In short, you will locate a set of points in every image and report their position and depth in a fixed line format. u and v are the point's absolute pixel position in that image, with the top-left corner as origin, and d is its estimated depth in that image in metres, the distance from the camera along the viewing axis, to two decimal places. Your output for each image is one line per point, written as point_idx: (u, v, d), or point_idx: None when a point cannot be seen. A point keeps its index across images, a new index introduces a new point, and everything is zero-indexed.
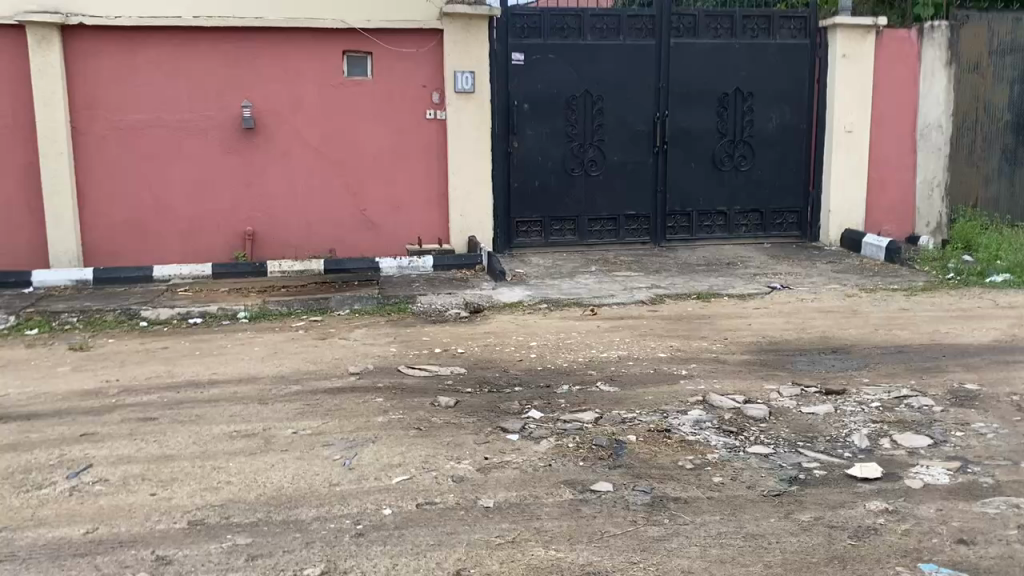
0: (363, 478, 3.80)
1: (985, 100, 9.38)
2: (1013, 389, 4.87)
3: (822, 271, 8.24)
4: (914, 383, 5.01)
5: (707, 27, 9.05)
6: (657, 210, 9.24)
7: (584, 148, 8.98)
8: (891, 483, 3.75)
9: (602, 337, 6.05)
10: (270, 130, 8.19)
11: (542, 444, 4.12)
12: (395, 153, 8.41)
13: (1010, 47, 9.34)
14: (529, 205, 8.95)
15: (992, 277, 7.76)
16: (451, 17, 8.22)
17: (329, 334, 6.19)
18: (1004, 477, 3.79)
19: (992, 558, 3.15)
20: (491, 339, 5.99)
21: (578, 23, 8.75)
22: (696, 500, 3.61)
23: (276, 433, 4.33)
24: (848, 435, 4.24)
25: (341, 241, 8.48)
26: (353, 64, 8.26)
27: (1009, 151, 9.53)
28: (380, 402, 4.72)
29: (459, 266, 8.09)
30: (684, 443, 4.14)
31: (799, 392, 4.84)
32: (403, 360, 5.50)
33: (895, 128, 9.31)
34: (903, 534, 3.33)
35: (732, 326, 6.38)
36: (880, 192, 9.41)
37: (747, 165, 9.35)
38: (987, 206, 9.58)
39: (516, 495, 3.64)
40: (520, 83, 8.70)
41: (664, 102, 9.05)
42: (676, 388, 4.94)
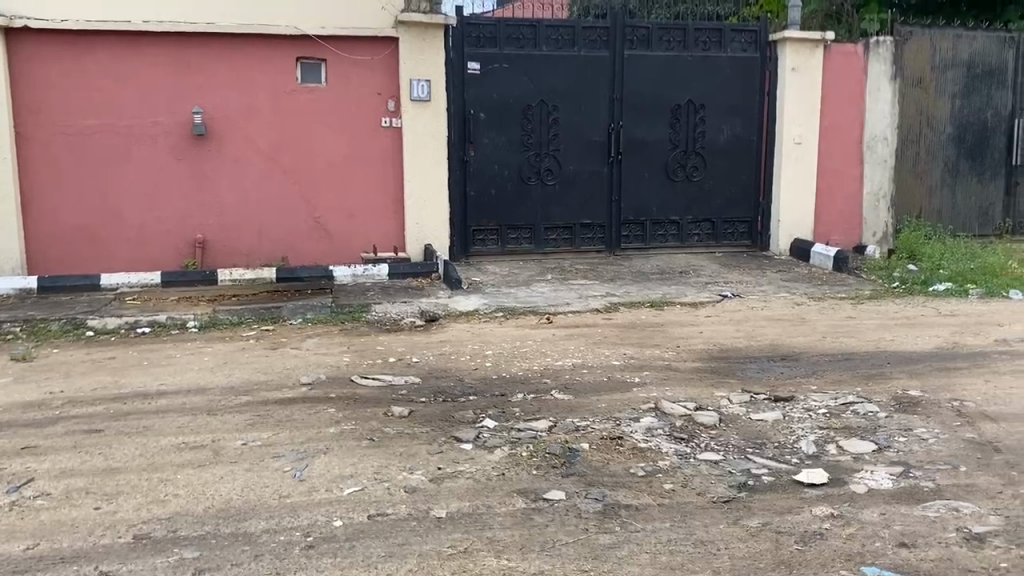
0: (313, 490, 3.77)
1: (928, 113, 9.78)
2: (955, 395, 5.01)
3: (772, 280, 8.38)
4: (860, 389, 5.12)
5: (660, 39, 9.17)
6: (612, 219, 9.33)
7: (540, 157, 9.03)
8: (837, 488, 3.83)
9: (557, 346, 6.08)
10: (221, 137, 8.09)
11: (497, 453, 4.13)
12: (350, 161, 8.36)
13: (951, 63, 9.77)
14: (486, 214, 8.98)
15: (935, 286, 7.96)
16: (406, 25, 8.21)
17: (281, 343, 6.13)
18: (945, 481, 3.89)
19: (932, 561, 3.24)
20: (446, 348, 5.98)
21: (533, 33, 8.80)
22: (648, 507, 3.64)
23: (226, 445, 4.27)
24: (796, 442, 4.32)
25: (294, 248, 8.40)
26: (307, 72, 8.20)
27: (951, 163, 9.97)
28: (333, 412, 4.69)
29: (413, 274, 8.08)
30: (636, 450, 4.18)
31: (748, 399, 4.92)
32: (356, 370, 5.46)
33: (843, 141, 9.50)
34: (848, 538, 3.41)
35: (684, 334, 6.47)
36: (828, 203, 9.58)
37: (699, 176, 9.48)
38: (930, 217, 10.00)
39: (470, 505, 3.64)
40: (476, 91, 8.73)
41: (619, 113, 9.15)
42: (628, 396, 4.98)
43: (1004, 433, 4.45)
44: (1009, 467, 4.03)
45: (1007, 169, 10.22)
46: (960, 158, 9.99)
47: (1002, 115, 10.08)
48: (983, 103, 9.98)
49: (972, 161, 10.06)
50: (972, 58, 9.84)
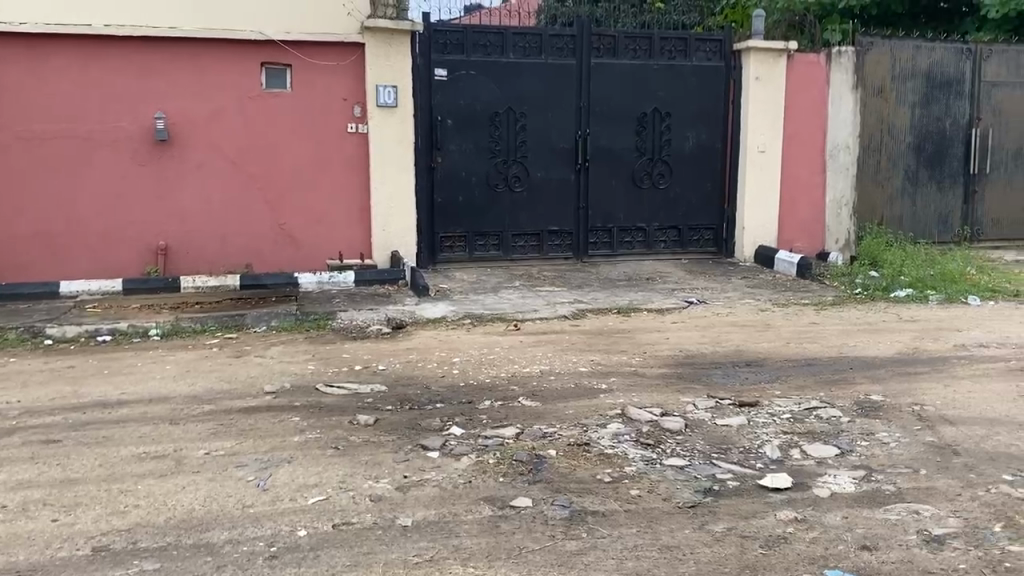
0: (277, 500, 3.72)
1: (888, 122, 9.96)
2: (916, 400, 5.09)
3: (736, 286, 8.46)
4: (823, 394, 5.18)
5: (626, 48, 9.24)
6: (580, 226, 9.37)
7: (508, 164, 9.04)
8: (800, 492, 3.87)
9: (525, 353, 6.08)
10: (184, 143, 8.00)
11: (463, 461, 4.11)
12: (316, 167, 8.31)
13: (910, 73, 9.95)
14: (453, 220, 8.97)
15: (896, 292, 8.09)
16: (373, 31, 8.19)
17: (245, 351, 6.06)
18: (906, 484, 3.95)
19: (893, 563, 3.28)
20: (413, 355, 5.95)
21: (500, 40, 8.82)
22: (614, 513, 3.65)
23: (188, 454, 4.21)
24: (760, 446, 4.36)
25: (259, 255, 8.32)
26: (272, 77, 8.14)
27: (911, 171, 10.16)
28: (297, 421, 4.64)
29: (380, 281, 8.04)
30: (603, 456, 4.19)
31: (714, 405, 4.95)
32: (322, 378, 5.41)
33: (806, 149, 9.64)
34: (812, 541, 3.44)
35: (651, 340, 6.51)
36: (791, 210, 9.72)
37: (665, 183, 9.56)
38: (891, 223, 10.18)
39: (436, 513, 3.62)
40: (443, 98, 8.72)
41: (586, 120, 9.20)
42: (595, 402, 5.00)
43: (962, 436, 4.53)
44: (967, 470, 4.10)
45: (965, 177, 10.42)
46: (920, 166, 10.19)
47: (960, 124, 10.28)
48: (942, 112, 10.18)
49: (931, 168, 10.26)
50: (931, 69, 10.03)
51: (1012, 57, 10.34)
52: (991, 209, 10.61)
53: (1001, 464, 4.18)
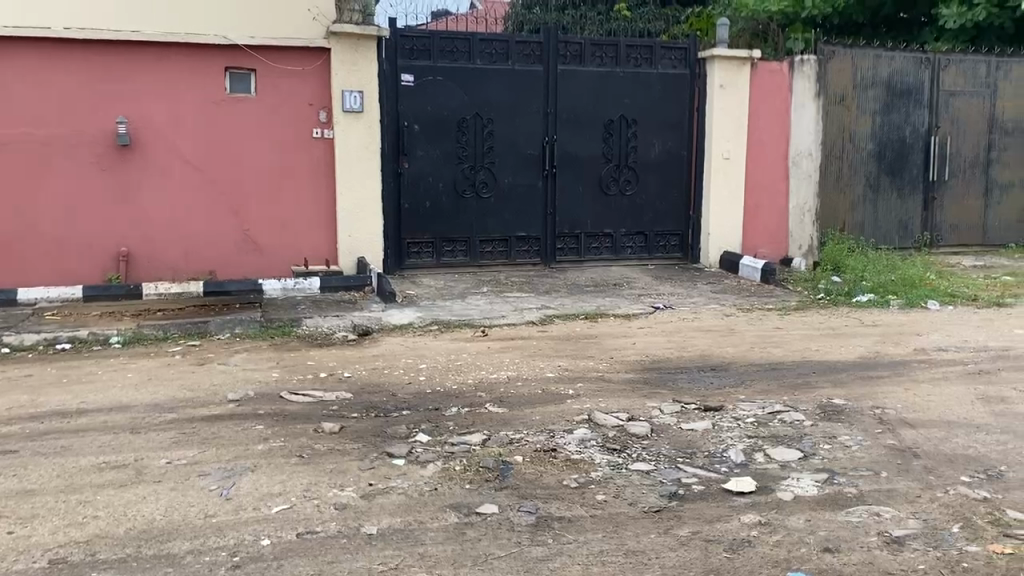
0: (239, 509, 3.68)
1: (850, 130, 10.11)
2: (877, 403, 5.16)
3: (702, 291, 8.54)
4: (787, 398, 5.24)
5: (593, 55, 9.29)
6: (547, 231, 9.39)
7: (475, 170, 9.04)
8: (764, 495, 3.90)
9: (492, 358, 6.08)
10: (147, 148, 7.89)
11: (429, 468, 4.10)
12: (281, 173, 8.25)
13: (871, 81, 10.12)
14: (420, 227, 8.94)
15: (858, 297, 8.21)
16: (338, 36, 8.15)
17: (208, 359, 5.99)
18: (867, 487, 4.00)
19: (855, 565, 3.32)
20: (379, 362, 5.92)
21: (467, 46, 8.83)
22: (580, 518, 3.65)
23: (148, 464, 4.14)
24: (725, 451, 4.39)
25: (223, 262, 8.23)
26: (236, 82, 8.07)
27: (872, 178, 10.33)
28: (261, 429, 4.59)
29: (346, 287, 7.99)
30: (569, 461, 4.20)
31: (679, 409, 4.99)
32: (287, 385, 5.36)
33: (769, 156, 9.76)
34: (774, 545, 3.47)
35: (618, 345, 6.54)
36: (755, 216, 9.83)
37: (632, 190, 9.62)
38: (853, 230, 10.35)
39: (401, 521, 3.60)
40: (409, 104, 8.71)
41: (553, 127, 9.23)
42: (562, 408, 5.01)
43: (922, 439, 4.60)
44: (927, 472, 4.17)
45: (925, 184, 10.62)
46: (881, 173, 10.37)
47: (920, 132, 10.47)
48: (902, 121, 10.36)
49: (891, 176, 10.44)
50: (891, 77, 10.21)
51: (969, 67, 10.57)
52: (950, 215, 10.82)
53: (959, 466, 4.25)
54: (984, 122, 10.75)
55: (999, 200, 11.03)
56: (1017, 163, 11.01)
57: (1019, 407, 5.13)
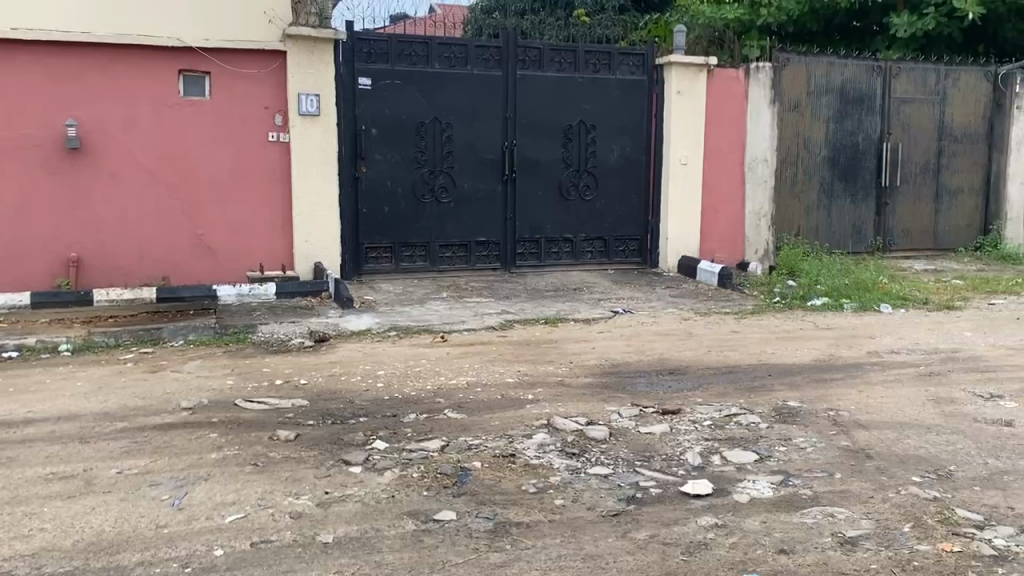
0: (192, 519, 3.61)
1: (805, 136, 10.28)
2: (831, 405, 5.24)
3: (660, 296, 8.60)
4: (743, 401, 5.29)
5: (552, 60, 9.31)
6: (507, 236, 9.39)
7: (434, 174, 9.01)
8: (720, 498, 3.93)
9: (452, 364, 6.05)
10: (98, 151, 7.74)
11: (386, 475, 4.06)
12: (237, 177, 8.14)
13: (825, 88, 10.30)
14: (379, 232, 8.89)
15: (813, 301, 8.33)
16: (295, 39, 8.08)
17: (160, 366, 5.88)
18: (821, 488, 4.05)
19: (809, 566, 3.36)
20: (336, 368, 5.86)
21: (425, 50, 8.81)
22: (538, 523, 3.65)
23: (98, 474, 4.05)
24: (683, 453, 4.42)
25: (177, 267, 8.09)
26: (190, 85, 7.95)
27: (826, 184, 10.52)
28: (215, 438, 4.51)
29: (303, 293, 7.91)
30: (528, 466, 4.19)
31: (637, 413, 5.01)
32: (241, 393, 5.28)
33: (725, 162, 9.88)
34: (731, 547, 3.50)
35: (577, 350, 6.55)
36: (712, 221, 9.94)
37: (592, 195, 9.66)
38: (808, 234, 10.51)
39: (357, 529, 3.56)
40: (367, 107, 8.66)
41: (512, 131, 9.23)
42: (521, 413, 5.00)
43: (875, 440, 4.69)
44: (880, 473, 4.24)
45: (877, 189, 10.82)
46: (835, 178, 10.56)
47: (872, 138, 10.67)
48: (855, 127, 10.56)
49: (845, 182, 10.63)
50: (844, 85, 10.41)
51: (919, 75, 10.80)
52: (901, 221, 11.04)
53: (910, 466, 4.33)
54: (934, 128, 10.99)
55: (949, 205, 11.29)
56: (966, 169, 11.28)
57: (968, 407, 5.25)
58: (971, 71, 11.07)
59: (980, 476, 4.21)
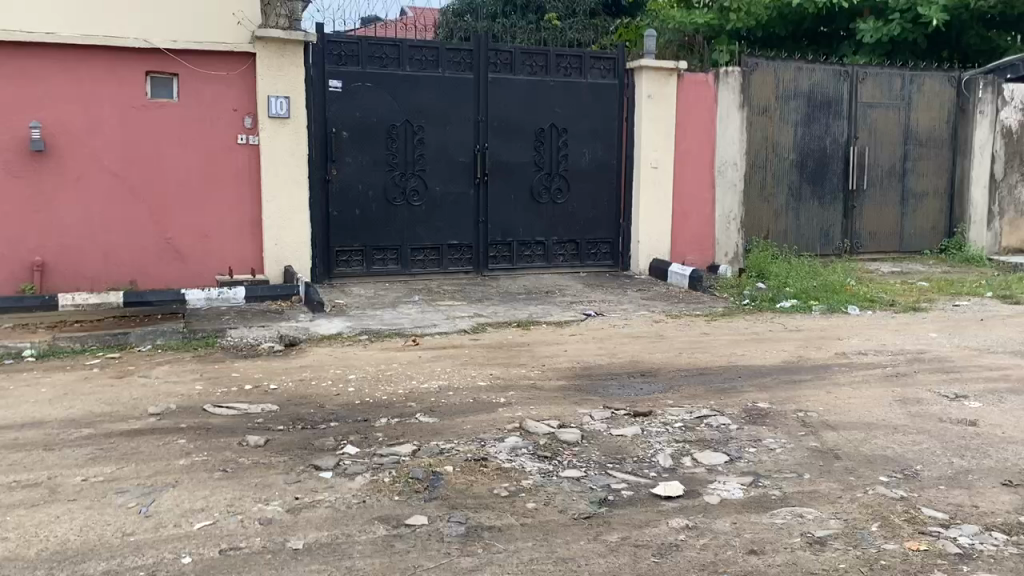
0: (159, 526, 3.56)
1: (773, 140, 10.40)
2: (799, 406, 5.29)
3: (632, 298, 8.64)
4: (713, 403, 5.33)
5: (523, 64, 9.32)
6: (479, 240, 9.38)
7: (406, 177, 8.98)
8: (691, 499, 3.96)
9: (423, 368, 6.03)
10: (63, 154, 7.62)
11: (357, 480, 4.04)
12: (205, 180, 8.06)
13: (793, 93, 10.42)
14: (350, 235, 8.83)
15: (782, 303, 8.42)
16: (264, 41, 8.03)
17: (127, 372, 5.80)
18: (790, 489, 4.09)
19: (779, 566, 3.39)
20: (307, 373, 5.81)
21: (396, 53, 8.78)
22: (510, 527, 3.64)
23: (63, 482, 3.98)
24: (654, 455, 4.45)
25: (144, 272, 7.99)
26: (157, 87, 7.86)
27: (794, 187, 10.63)
28: (183, 444, 4.46)
29: (272, 296, 7.84)
30: (500, 470, 4.19)
31: (609, 416, 5.02)
32: (210, 399, 5.22)
33: (695, 166, 9.96)
34: (701, 548, 3.52)
35: (549, 353, 6.56)
36: (683, 224, 10.01)
37: (563, 198, 9.68)
38: (777, 237, 10.62)
39: (328, 535, 3.54)
40: (338, 110, 8.61)
41: (484, 135, 9.24)
42: (494, 416, 5.00)
43: (843, 440, 4.74)
44: (847, 473, 4.29)
45: (845, 193, 10.96)
46: (803, 182, 10.68)
47: (839, 142, 10.81)
48: (822, 132, 10.69)
49: (813, 186, 10.76)
50: (812, 90, 10.54)
51: (885, 79, 10.96)
52: (868, 223, 11.19)
53: (877, 466, 4.39)
54: (900, 133, 11.16)
55: (914, 208, 11.47)
56: (931, 173, 11.46)
57: (934, 407, 5.33)
58: (935, 77, 11.25)
59: (946, 476, 4.27)
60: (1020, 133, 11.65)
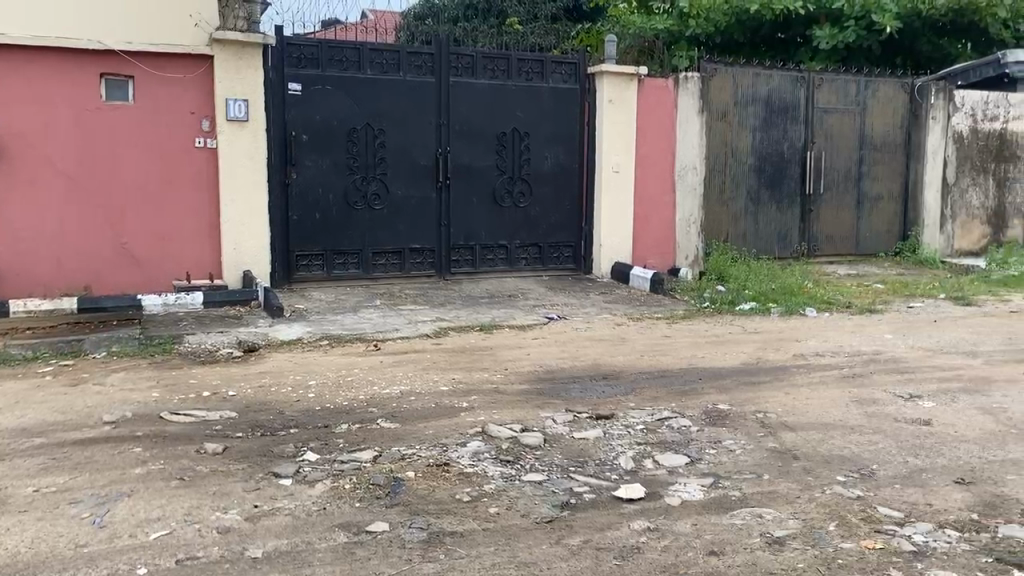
0: (114, 537, 3.49)
1: (732, 144, 10.53)
2: (759, 408, 5.36)
3: (594, 301, 8.68)
4: (674, 405, 5.37)
5: (485, 67, 9.33)
6: (441, 244, 9.35)
7: (367, 181, 8.93)
8: (652, 502, 3.98)
9: (385, 373, 6.00)
10: (14, 157, 7.45)
11: (317, 487, 4.00)
12: (162, 183, 7.94)
13: (751, 98, 10.57)
14: (310, 239, 8.75)
15: (741, 305, 8.51)
16: (222, 43, 7.94)
17: (81, 380, 5.68)
18: (749, 489, 4.14)
19: (738, 567, 3.42)
20: (266, 379, 5.75)
21: (356, 56, 8.74)
22: (472, 532, 3.64)
23: (13, 493, 3.89)
24: (616, 458, 4.47)
25: (99, 277, 7.84)
26: (112, 89, 7.72)
27: (753, 191, 10.77)
28: (138, 452, 4.38)
29: (232, 301, 7.75)
30: (462, 475, 4.18)
31: (571, 419, 5.04)
32: (167, 406, 5.13)
33: (656, 170, 10.04)
34: (663, 549, 3.55)
35: (512, 356, 6.56)
36: (644, 228, 10.09)
37: (526, 202, 9.69)
38: (736, 240, 10.75)
39: (288, 543, 3.50)
40: (298, 113, 8.53)
41: (446, 138, 9.22)
42: (456, 421, 4.98)
43: (801, 441, 4.81)
44: (805, 473, 4.35)
45: (802, 197, 11.13)
46: (762, 186, 10.83)
47: (796, 147, 10.98)
48: (780, 136, 10.85)
49: (771, 190, 10.91)
50: (769, 94, 10.69)
51: (841, 85, 11.16)
52: (825, 226, 11.38)
53: (834, 466, 4.46)
54: (855, 137, 11.36)
55: (869, 211, 11.68)
56: (885, 176, 11.69)
57: (888, 407, 5.43)
58: (889, 83, 11.48)
59: (901, 474, 4.35)
60: (971, 139, 11.90)
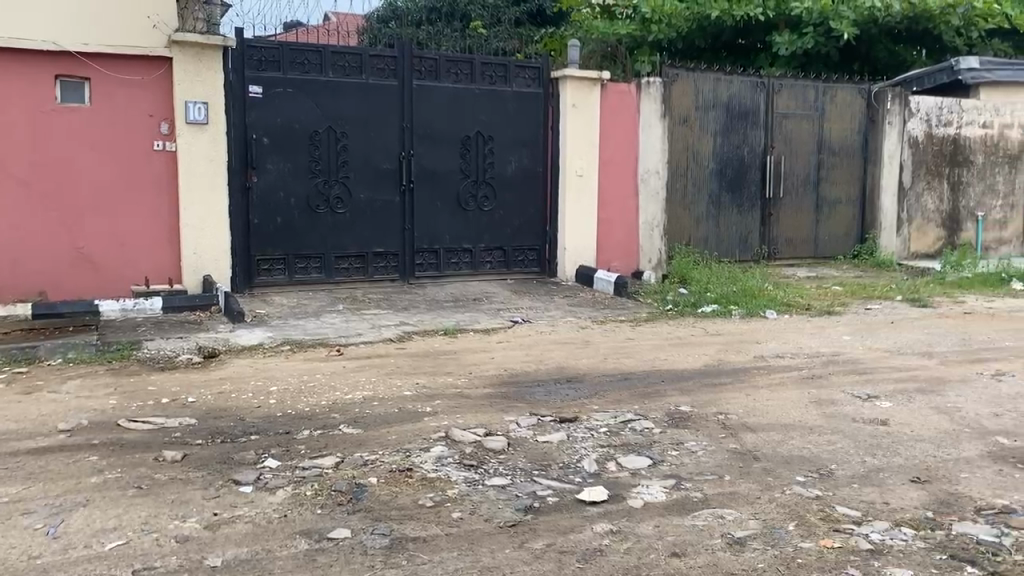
0: (69, 548, 3.43)
1: (693, 149, 10.64)
2: (720, 409, 5.42)
3: (558, 305, 8.70)
4: (637, 407, 5.41)
5: (448, 71, 9.32)
6: (405, 247, 9.33)
7: (329, 184, 8.87)
8: (615, 504, 4.00)
9: (348, 378, 5.96)
10: None
11: (278, 494, 3.96)
12: (119, 187, 7.81)
13: (711, 103, 10.69)
14: (271, 243, 8.66)
15: (704, 308, 8.59)
16: (181, 45, 7.85)
17: (36, 387, 5.55)
18: (711, 491, 4.17)
19: (699, 567, 3.45)
20: (227, 385, 5.68)
21: (319, 59, 8.68)
22: (435, 537, 3.62)
23: None
24: (579, 461, 4.48)
25: (55, 282, 7.68)
26: (67, 91, 7.59)
27: (714, 195, 10.90)
28: (95, 461, 4.30)
29: (191, 306, 7.66)
30: (425, 480, 4.16)
31: (535, 422, 5.05)
32: (125, 413, 5.04)
33: (619, 174, 10.11)
34: (625, 552, 3.57)
35: (476, 360, 6.56)
36: (607, 232, 10.15)
37: (490, 206, 9.69)
38: (698, 244, 10.86)
39: (248, 551, 3.46)
40: (259, 116, 8.45)
41: (409, 142, 9.19)
42: (419, 426, 4.96)
43: (761, 442, 4.86)
44: (766, 474, 4.40)
45: (762, 201, 11.28)
46: (723, 191, 10.96)
47: (756, 151, 11.12)
48: (740, 141, 10.99)
49: (731, 194, 11.04)
50: (730, 100, 10.81)
51: (800, 91, 11.32)
52: (785, 230, 11.54)
53: (794, 466, 4.52)
54: (814, 142, 11.54)
55: (828, 215, 11.89)
56: (843, 180, 11.90)
57: (847, 408, 5.52)
58: (847, 89, 11.69)
59: (858, 474, 4.42)
60: (926, 144, 12.13)
